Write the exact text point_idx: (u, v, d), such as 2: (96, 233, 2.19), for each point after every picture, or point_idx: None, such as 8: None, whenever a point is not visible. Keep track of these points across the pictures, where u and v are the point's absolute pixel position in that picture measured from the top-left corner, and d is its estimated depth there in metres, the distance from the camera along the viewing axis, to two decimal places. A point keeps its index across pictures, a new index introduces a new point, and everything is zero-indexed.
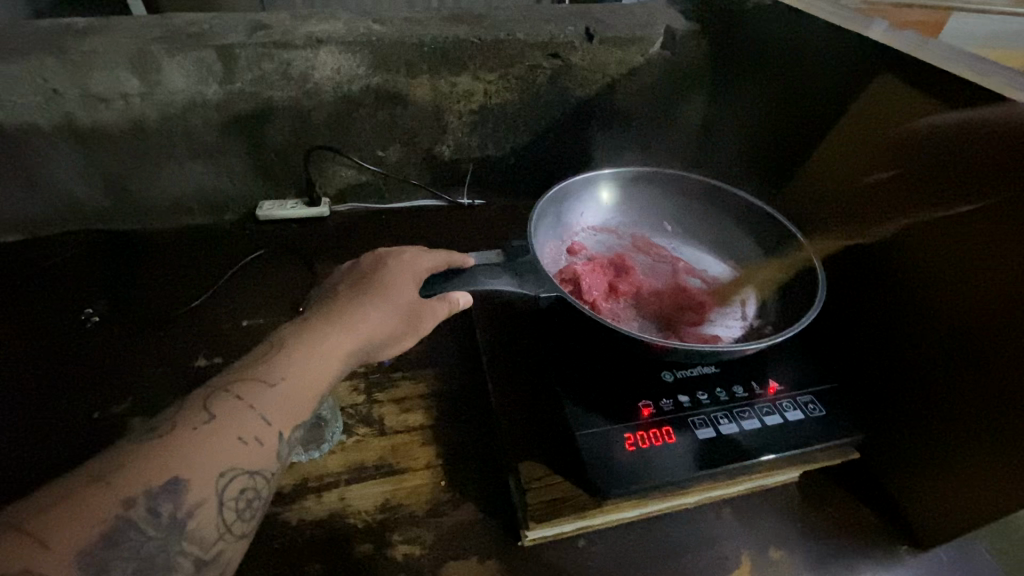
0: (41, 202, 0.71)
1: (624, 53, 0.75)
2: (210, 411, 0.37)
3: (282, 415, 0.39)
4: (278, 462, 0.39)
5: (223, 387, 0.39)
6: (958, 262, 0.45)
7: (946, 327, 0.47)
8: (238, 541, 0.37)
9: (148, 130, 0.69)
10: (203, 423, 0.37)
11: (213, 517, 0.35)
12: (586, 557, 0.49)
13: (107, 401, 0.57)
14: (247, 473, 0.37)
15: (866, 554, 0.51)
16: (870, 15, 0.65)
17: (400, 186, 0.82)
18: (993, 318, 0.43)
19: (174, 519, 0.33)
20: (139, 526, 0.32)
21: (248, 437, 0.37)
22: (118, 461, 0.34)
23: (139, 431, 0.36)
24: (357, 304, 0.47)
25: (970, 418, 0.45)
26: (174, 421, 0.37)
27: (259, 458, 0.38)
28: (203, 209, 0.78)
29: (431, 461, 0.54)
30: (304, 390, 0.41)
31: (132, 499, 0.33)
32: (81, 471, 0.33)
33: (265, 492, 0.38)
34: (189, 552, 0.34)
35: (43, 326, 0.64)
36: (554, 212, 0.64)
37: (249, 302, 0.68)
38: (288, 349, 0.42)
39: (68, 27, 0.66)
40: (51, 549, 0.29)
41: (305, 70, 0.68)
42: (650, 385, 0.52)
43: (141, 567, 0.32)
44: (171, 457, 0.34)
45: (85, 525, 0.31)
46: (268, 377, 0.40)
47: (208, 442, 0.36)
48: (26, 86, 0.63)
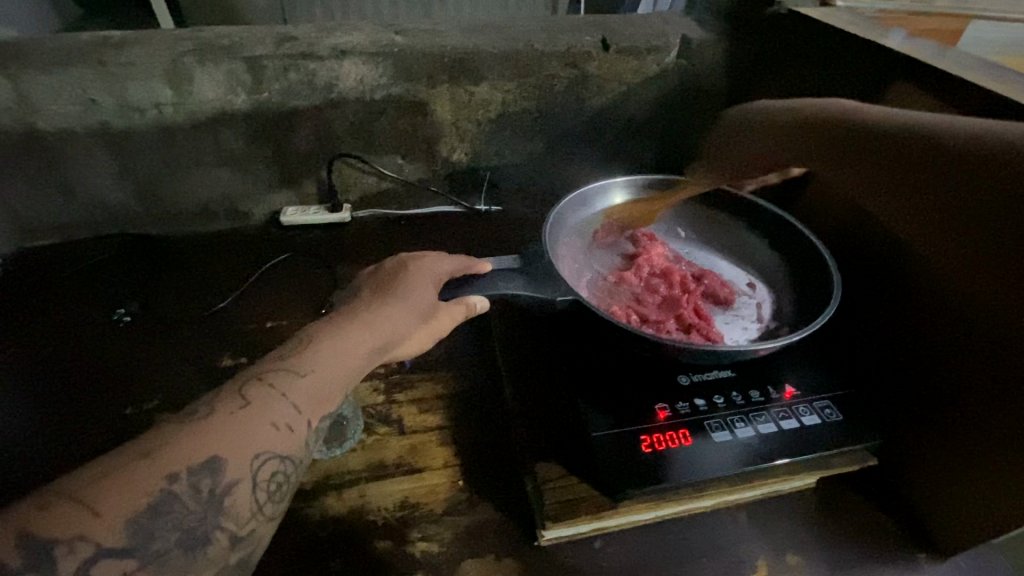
0: (76, 207, 0.74)
1: (640, 62, 0.77)
2: (245, 397, 0.39)
3: (311, 404, 0.41)
4: (306, 450, 0.41)
5: (256, 375, 0.41)
6: (965, 263, 0.46)
7: (953, 329, 0.48)
8: (268, 522, 0.38)
9: (179, 138, 0.72)
10: (239, 408, 0.38)
11: (247, 496, 0.37)
12: (602, 558, 0.50)
13: (137, 398, 0.59)
14: (278, 457, 0.39)
15: (884, 562, 0.51)
16: (889, 24, 0.66)
17: (419, 193, 0.84)
18: (1000, 320, 0.44)
19: (212, 495, 0.36)
20: (181, 501, 0.34)
21: (281, 424, 0.39)
22: (163, 438, 0.36)
23: (180, 413, 0.38)
24: (382, 301, 0.49)
25: (974, 420, 0.47)
26: (212, 404, 0.38)
27: (290, 444, 0.39)
28: (229, 214, 0.80)
29: (450, 461, 0.55)
30: (333, 381, 0.43)
31: (176, 474, 0.34)
32: (128, 447, 0.35)
33: (294, 476, 0.40)
34: (225, 528, 0.36)
35: (78, 325, 0.67)
36: (568, 216, 0.65)
37: (273, 304, 0.70)
38: (317, 343, 0.44)
39: (106, 40, 0.69)
40: (102, 517, 0.32)
41: (330, 80, 0.71)
42: (665, 388, 0.53)
43: (183, 538, 0.35)
44: (210, 438, 0.36)
45: (133, 497, 0.33)
46: (299, 368, 0.42)
47: (243, 425, 0.38)
48: (66, 95, 0.66)
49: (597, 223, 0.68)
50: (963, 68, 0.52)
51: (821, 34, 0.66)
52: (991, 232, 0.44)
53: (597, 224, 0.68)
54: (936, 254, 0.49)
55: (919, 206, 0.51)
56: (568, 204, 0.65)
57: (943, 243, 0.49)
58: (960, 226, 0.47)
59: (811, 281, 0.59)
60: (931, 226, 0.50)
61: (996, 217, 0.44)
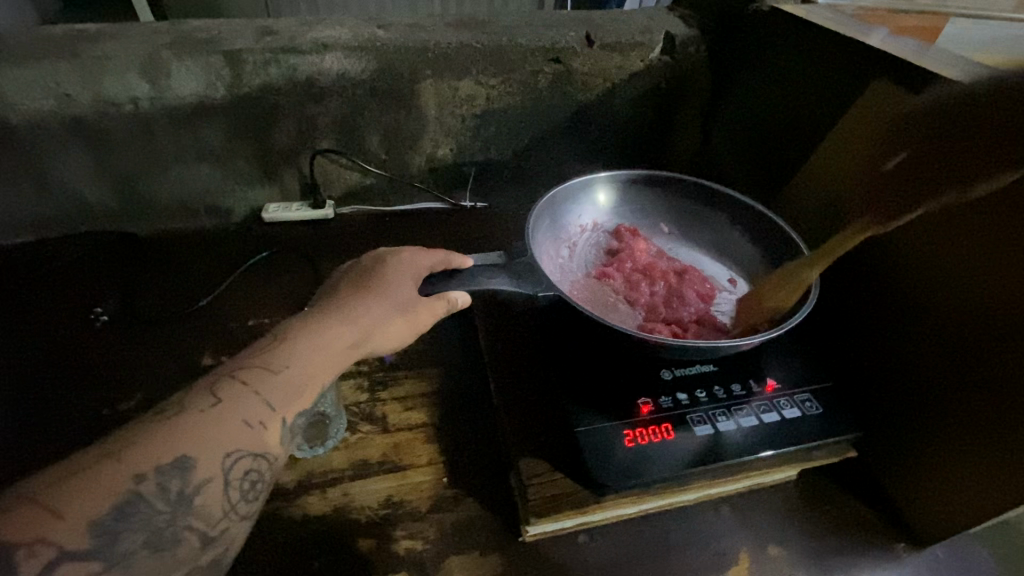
0: (51, 204, 0.73)
1: (624, 58, 0.77)
2: (217, 395, 0.38)
3: (285, 402, 0.41)
4: (280, 448, 0.40)
5: (229, 373, 0.40)
6: (953, 262, 0.46)
7: (937, 326, 0.48)
8: (241, 520, 0.38)
9: (157, 133, 0.70)
10: (210, 407, 0.38)
11: (219, 495, 0.36)
12: (586, 553, 0.50)
13: (114, 399, 0.58)
14: (251, 456, 0.38)
15: (863, 552, 0.51)
16: (868, 21, 0.67)
17: (403, 189, 0.83)
18: (985, 318, 0.44)
19: (181, 494, 0.35)
20: (148, 501, 0.34)
21: (254, 422, 0.39)
22: (130, 439, 0.35)
23: (148, 414, 0.37)
24: (360, 298, 0.48)
25: (959, 418, 0.47)
26: (182, 404, 0.38)
27: (263, 442, 0.39)
28: (209, 211, 0.79)
29: (434, 458, 0.55)
30: (307, 379, 0.42)
31: (143, 474, 0.34)
32: (94, 448, 0.35)
33: (268, 474, 0.39)
34: (195, 527, 0.36)
35: (53, 325, 0.65)
36: (552, 212, 0.65)
37: (254, 302, 0.69)
38: (291, 340, 0.43)
39: (80, 33, 0.68)
40: (65, 519, 0.31)
41: (311, 75, 0.70)
42: (647, 383, 0.53)
43: (149, 539, 0.34)
44: (180, 437, 0.36)
45: (97, 497, 0.32)
46: (273, 365, 0.41)
47: (214, 423, 0.37)
48: (39, 90, 0.64)
49: (582, 218, 0.68)
50: (939, 65, 0.52)
51: (800, 31, 0.66)
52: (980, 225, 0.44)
53: (582, 219, 0.68)
54: (925, 253, 0.49)
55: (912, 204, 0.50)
56: (553, 200, 0.64)
57: (931, 241, 0.48)
58: (951, 226, 0.46)
59: (788, 276, 0.60)
60: (921, 225, 0.49)
61: (991, 217, 0.43)
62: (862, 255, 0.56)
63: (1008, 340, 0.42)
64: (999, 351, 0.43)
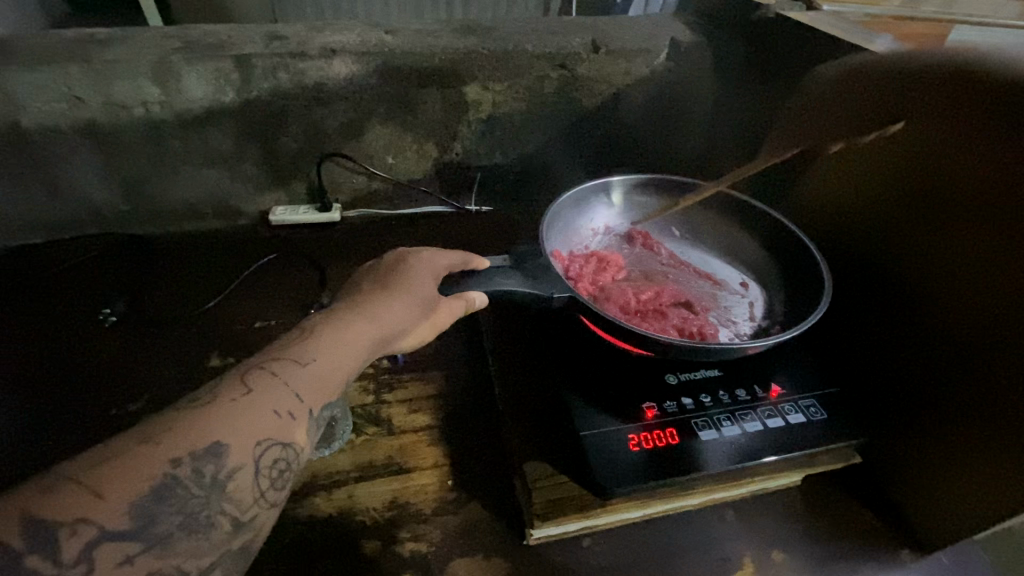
0: (61, 207, 0.73)
1: (630, 64, 0.78)
2: (248, 384, 0.39)
3: (313, 393, 0.41)
4: (308, 438, 0.40)
5: (259, 363, 0.41)
6: (961, 263, 0.46)
7: (945, 329, 0.48)
8: (270, 507, 0.38)
9: (166, 137, 0.71)
10: (241, 395, 0.38)
11: (250, 482, 0.36)
12: (589, 557, 0.50)
13: (123, 398, 0.58)
14: (280, 444, 0.38)
15: (869, 558, 0.51)
16: (874, 28, 0.67)
17: (409, 193, 0.84)
18: (994, 317, 0.44)
19: (216, 480, 0.35)
20: (183, 484, 0.34)
21: (283, 411, 0.39)
22: (165, 425, 0.35)
23: (181, 401, 0.37)
24: (384, 294, 0.49)
25: (968, 420, 0.46)
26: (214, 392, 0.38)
27: (292, 432, 0.39)
28: (216, 213, 0.79)
29: (439, 461, 0.55)
30: (334, 372, 0.42)
31: (180, 458, 0.34)
32: (131, 433, 0.34)
33: (295, 464, 0.39)
34: (227, 512, 0.36)
35: (62, 326, 0.66)
36: (568, 211, 0.66)
37: (262, 304, 0.70)
38: (319, 334, 0.44)
39: (91, 37, 0.68)
40: (106, 499, 0.31)
41: (320, 79, 0.71)
42: (652, 387, 0.53)
43: (184, 522, 0.34)
44: (214, 424, 0.36)
45: (136, 480, 0.32)
46: (301, 357, 0.42)
47: (247, 411, 0.37)
48: (51, 93, 0.65)
49: (594, 221, 0.68)
50: (946, 73, 0.52)
51: (804, 39, 0.66)
52: (984, 230, 0.45)
53: (594, 222, 0.68)
54: (928, 259, 0.49)
55: (918, 210, 0.50)
56: (567, 202, 0.65)
57: (940, 244, 0.48)
58: (960, 228, 0.46)
59: (798, 280, 0.60)
60: (931, 229, 0.49)
61: (1000, 219, 0.43)
62: (874, 259, 0.55)
63: (1015, 340, 0.42)
64: (1005, 349, 0.43)
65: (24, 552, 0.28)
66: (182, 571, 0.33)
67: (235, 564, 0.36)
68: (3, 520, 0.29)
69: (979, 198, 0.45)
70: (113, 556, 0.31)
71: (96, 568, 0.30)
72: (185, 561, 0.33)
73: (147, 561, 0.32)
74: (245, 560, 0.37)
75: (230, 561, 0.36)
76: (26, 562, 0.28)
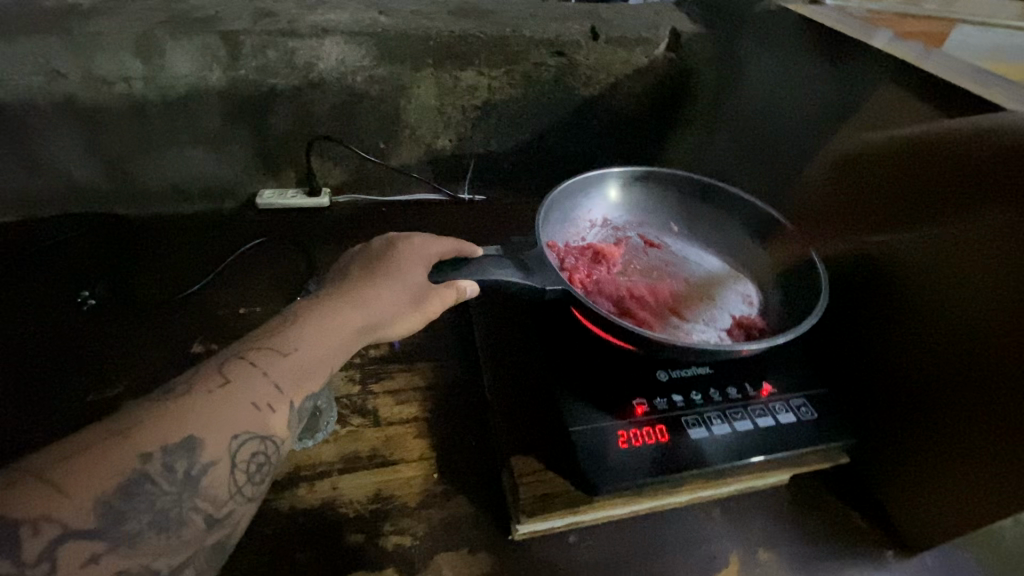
0: (40, 184, 0.71)
1: (629, 53, 0.76)
2: (225, 375, 0.38)
3: (293, 385, 0.40)
4: (288, 431, 0.39)
5: (237, 354, 0.39)
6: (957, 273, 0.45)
7: (939, 332, 0.47)
8: (247, 503, 0.37)
9: (149, 114, 0.69)
10: (218, 387, 0.37)
11: (226, 477, 0.35)
12: (574, 553, 0.49)
13: (101, 384, 0.57)
14: (259, 437, 0.37)
15: (854, 558, 0.51)
16: (877, 24, 0.66)
17: (402, 179, 0.82)
18: (992, 322, 0.43)
19: (189, 475, 0.34)
20: (154, 481, 0.33)
21: (261, 404, 0.38)
22: (136, 418, 0.34)
23: (156, 392, 0.36)
24: (371, 283, 0.48)
25: (964, 424, 0.46)
26: (190, 383, 0.37)
27: (272, 424, 0.38)
28: (203, 195, 0.77)
29: (424, 453, 0.54)
30: (317, 365, 0.41)
31: (150, 453, 0.33)
32: (100, 428, 0.34)
33: (275, 458, 0.38)
34: (201, 509, 0.34)
35: (40, 308, 0.64)
36: (564, 201, 0.65)
37: (248, 289, 0.68)
38: (302, 323, 0.43)
39: (72, 8, 0.66)
40: (70, 498, 0.30)
41: (310, 59, 0.68)
42: (643, 384, 0.53)
43: (155, 519, 0.33)
44: (187, 417, 0.35)
45: (103, 476, 0.32)
46: (282, 348, 0.41)
47: (223, 404, 0.36)
48: (29, 65, 0.63)
49: (590, 214, 0.67)
50: (946, 70, 0.51)
51: (809, 33, 0.65)
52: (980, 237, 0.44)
53: (592, 214, 0.67)
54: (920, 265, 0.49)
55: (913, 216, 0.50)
56: (563, 192, 0.64)
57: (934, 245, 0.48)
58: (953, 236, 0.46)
59: (795, 280, 0.60)
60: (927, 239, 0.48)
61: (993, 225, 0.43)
62: (868, 263, 0.55)
63: (1012, 345, 0.41)
64: (1002, 358, 0.42)
65: None
66: (151, 568, 0.32)
67: (210, 562, 0.35)
68: None
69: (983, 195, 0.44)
70: (78, 554, 0.30)
71: (58, 568, 0.29)
72: (156, 560, 0.32)
73: (114, 560, 0.31)
74: (222, 559, 0.36)
75: (202, 560, 0.35)
76: None
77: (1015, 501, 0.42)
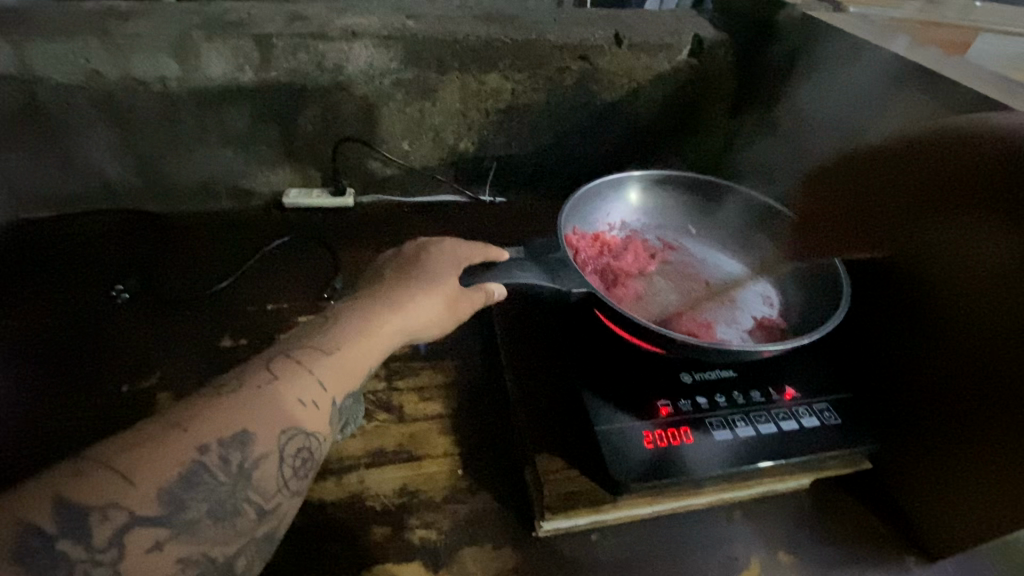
0: (75, 181, 0.73)
1: (652, 59, 0.77)
2: (273, 372, 0.39)
3: (336, 382, 0.41)
4: (330, 428, 0.41)
5: (284, 351, 0.41)
6: (970, 292, 0.46)
7: (964, 317, 0.47)
8: (292, 497, 0.38)
9: (182, 114, 0.71)
10: (267, 383, 0.38)
11: (274, 470, 0.37)
12: (599, 551, 0.50)
13: (136, 376, 0.58)
14: (304, 433, 0.38)
15: (876, 564, 0.52)
16: (900, 32, 0.66)
17: (425, 180, 0.83)
18: (1007, 347, 0.43)
19: (241, 468, 0.35)
20: (211, 472, 0.34)
21: (306, 400, 0.39)
22: (192, 410, 0.36)
23: (208, 386, 0.38)
24: (406, 285, 0.49)
25: (1017, 399, 0.43)
26: (240, 379, 0.38)
27: (315, 421, 0.39)
28: (231, 193, 0.79)
29: (449, 450, 0.55)
30: (357, 364, 0.42)
31: (206, 446, 0.35)
32: (160, 419, 0.35)
33: (318, 453, 0.39)
34: (253, 501, 0.36)
35: (76, 301, 0.66)
36: (585, 202, 0.66)
37: (275, 287, 0.70)
38: (342, 323, 0.44)
39: (111, 10, 0.68)
40: (136, 486, 0.32)
41: (339, 62, 0.70)
42: (667, 386, 0.53)
43: (212, 509, 0.34)
44: (240, 412, 0.36)
45: (165, 466, 0.33)
46: (325, 347, 0.42)
47: (272, 400, 0.38)
48: (69, 66, 0.65)
49: (610, 216, 0.68)
50: (970, 79, 0.51)
51: (830, 42, 0.65)
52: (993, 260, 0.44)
53: (610, 217, 0.68)
54: (934, 277, 0.49)
55: (923, 227, 0.50)
56: (585, 193, 0.65)
57: (944, 257, 0.48)
58: (967, 254, 0.46)
59: (818, 283, 0.59)
60: (939, 255, 0.48)
61: (999, 248, 0.44)
62: (879, 265, 0.55)
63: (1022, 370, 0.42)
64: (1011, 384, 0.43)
65: (56, 534, 0.30)
66: (207, 556, 0.34)
67: (260, 552, 0.36)
68: (38, 500, 0.30)
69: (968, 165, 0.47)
70: (142, 541, 0.31)
71: (125, 554, 0.31)
72: (212, 548, 0.34)
73: (175, 548, 0.32)
74: (270, 549, 0.37)
75: (253, 550, 0.36)
76: (59, 544, 0.30)
77: (1015, 520, 0.44)
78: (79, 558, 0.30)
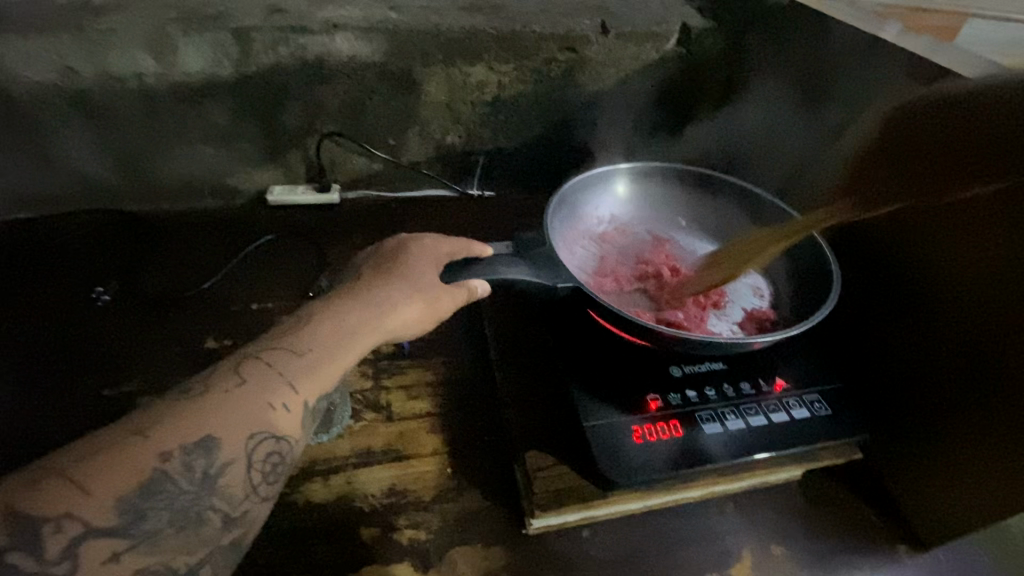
0: (53, 181, 0.71)
1: (640, 48, 0.75)
2: (242, 375, 0.38)
3: (308, 384, 0.40)
4: (302, 431, 0.39)
5: (255, 354, 0.40)
6: (961, 281, 0.46)
7: (954, 306, 0.47)
8: (263, 502, 0.37)
9: (160, 112, 0.69)
10: (235, 386, 0.38)
11: (242, 476, 0.36)
12: (588, 547, 0.50)
13: (116, 379, 0.58)
14: (274, 437, 0.38)
15: (866, 555, 0.51)
16: (891, 18, 0.65)
17: (412, 175, 0.82)
18: (1006, 337, 0.43)
19: (206, 475, 0.35)
20: (173, 480, 0.34)
21: (277, 403, 0.38)
22: (154, 418, 0.35)
23: (174, 391, 0.38)
24: (383, 284, 0.48)
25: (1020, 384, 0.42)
26: (208, 382, 0.38)
27: (287, 424, 0.38)
28: (214, 191, 0.77)
29: (438, 448, 0.54)
30: (331, 364, 0.42)
31: (168, 453, 0.34)
32: (121, 426, 0.35)
33: (290, 457, 0.38)
34: (218, 508, 0.35)
35: (56, 305, 0.65)
36: (573, 197, 0.65)
37: (260, 284, 0.69)
38: (315, 324, 0.43)
39: (84, 4, 0.66)
40: (93, 496, 0.31)
41: (321, 54, 0.68)
42: (656, 379, 0.53)
43: (174, 517, 0.34)
44: (204, 417, 0.36)
45: (124, 476, 0.33)
46: (297, 347, 0.41)
47: (239, 404, 0.37)
48: (41, 63, 0.63)
49: (600, 210, 0.67)
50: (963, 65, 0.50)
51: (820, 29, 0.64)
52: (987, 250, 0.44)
53: (598, 211, 0.67)
54: (927, 266, 0.49)
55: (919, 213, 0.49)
56: (571, 187, 0.64)
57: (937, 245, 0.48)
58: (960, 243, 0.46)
59: (811, 276, 0.59)
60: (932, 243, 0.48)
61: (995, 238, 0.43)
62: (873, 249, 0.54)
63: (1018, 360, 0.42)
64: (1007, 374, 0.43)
65: (9, 547, 0.29)
66: (170, 566, 0.33)
67: (227, 560, 0.36)
68: None
69: (973, 144, 0.45)
70: (99, 552, 0.31)
71: (81, 563, 0.30)
72: (175, 558, 0.34)
73: (133, 558, 0.32)
74: (238, 556, 0.37)
75: (219, 558, 0.35)
76: (11, 557, 0.29)
77: (1012, 508, 0.44)
78: (31, 571, 0.30)
